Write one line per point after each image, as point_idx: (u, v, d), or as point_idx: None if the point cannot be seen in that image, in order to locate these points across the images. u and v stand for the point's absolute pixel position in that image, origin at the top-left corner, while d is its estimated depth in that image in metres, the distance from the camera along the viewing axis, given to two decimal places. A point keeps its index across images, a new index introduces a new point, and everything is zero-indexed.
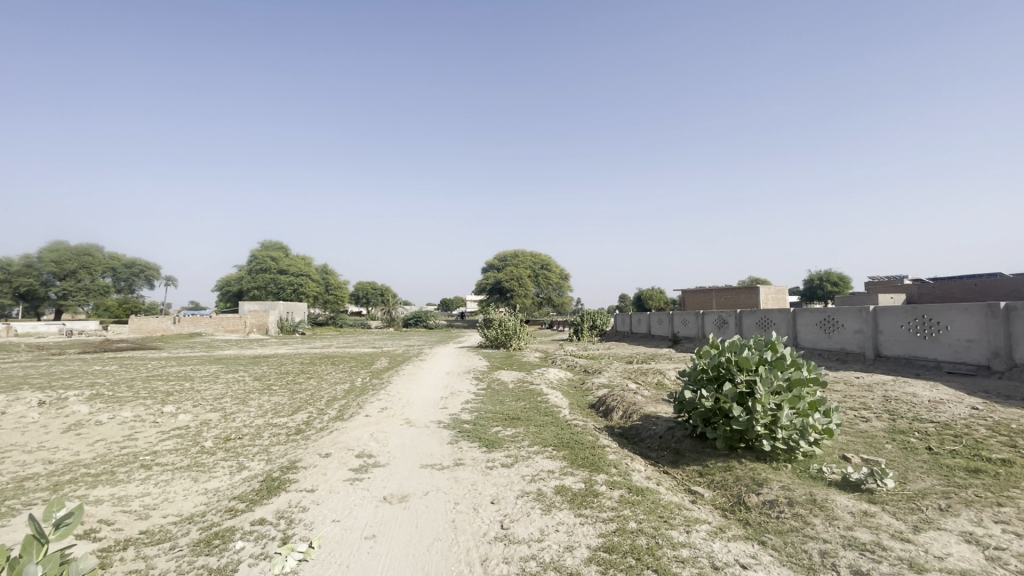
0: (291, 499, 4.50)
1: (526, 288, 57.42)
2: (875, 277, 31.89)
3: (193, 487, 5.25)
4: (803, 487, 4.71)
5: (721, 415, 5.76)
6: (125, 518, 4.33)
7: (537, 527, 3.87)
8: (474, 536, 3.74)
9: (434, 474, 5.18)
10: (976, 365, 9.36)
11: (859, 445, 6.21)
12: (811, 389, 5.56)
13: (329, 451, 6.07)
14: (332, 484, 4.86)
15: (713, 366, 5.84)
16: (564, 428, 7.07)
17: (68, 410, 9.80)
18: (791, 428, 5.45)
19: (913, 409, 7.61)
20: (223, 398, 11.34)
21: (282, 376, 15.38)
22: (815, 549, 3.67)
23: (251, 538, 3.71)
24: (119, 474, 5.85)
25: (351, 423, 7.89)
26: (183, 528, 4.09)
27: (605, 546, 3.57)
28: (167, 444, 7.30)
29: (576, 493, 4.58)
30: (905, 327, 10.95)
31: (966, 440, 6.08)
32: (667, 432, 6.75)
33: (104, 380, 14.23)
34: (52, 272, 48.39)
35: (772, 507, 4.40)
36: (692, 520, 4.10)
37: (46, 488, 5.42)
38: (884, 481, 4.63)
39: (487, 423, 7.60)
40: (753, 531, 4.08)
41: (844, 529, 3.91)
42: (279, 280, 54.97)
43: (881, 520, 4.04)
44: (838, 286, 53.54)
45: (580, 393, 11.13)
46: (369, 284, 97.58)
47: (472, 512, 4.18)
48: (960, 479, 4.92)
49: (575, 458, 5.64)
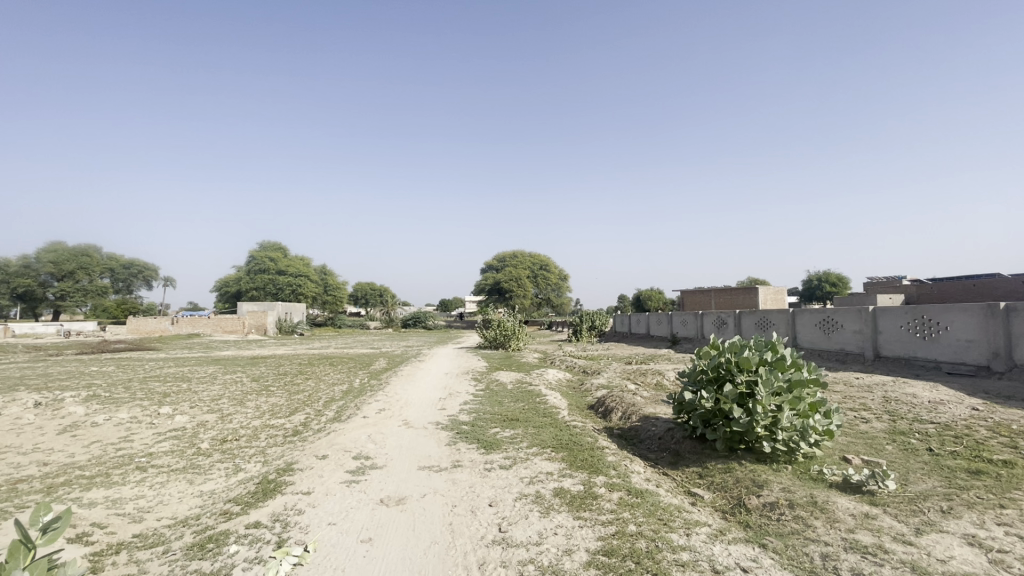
0: (287, 501, 4.45)
1: (526, 288, 57.45)
2: (875, 277, 31.94)
3: (188, 489, 5.19)
4: (804, 489, 4.68)
5: (722, 416, 5.72)
6: (119, 521, 4.28)
7: (535, 530, 3.83)
8: (472, 540, 3.69)
9: (432, 476, 5.13)
10: (976, 365, 9.34)
11: (860, 447, 6.18)
12: (812, 389, 5.52)
13: (327, 453, 6.02)
14: (328, 486, 4.81)
15: (713, 367, 5.81)
16: (563, 430, 7.03)
17: (64, 412, 9.73)
18: (791, 429, 5.41)
19: (914, 410, 7.57)
20: (221, 399, 11.29)
21: (280, 376, 15.33)
22: (817, 552, 3.62)
23: (246, 542, 3.66)
24: (114, 476, 5.78)
25: (349, 424, 7.84)
26: (177, 531, 4.04)
27: (604, 549, 3.53)
28: (163, 446, 7.23)
29: (574, 495, 4.54)
30: (904, 328, 10.93)
31: (967, 441, 6.04)
32: (667, 433, 6.72)
33: (101, 381, 14.19)
34: (50, 272, 48.31)
35: (772, 510, 4.37)
36: (692, 522, 4.06)
37: (40, 490, 5.37)
38: (886, 483, 4.59)
39: (486, 424, 7.56)
40: (753, 534, 4.04)
41: (845, 532, 3.87)
42: (279, 280, 54.96)
43: (883, 522, 4.01)
44: (838, 286, 53.64)
45: (580, 394, 11.08)
46: (368, 284, 97.53)
47: (470, 515, 4.14)
48: (962, 480, 4.89)
49: (574, 460, 5.59)
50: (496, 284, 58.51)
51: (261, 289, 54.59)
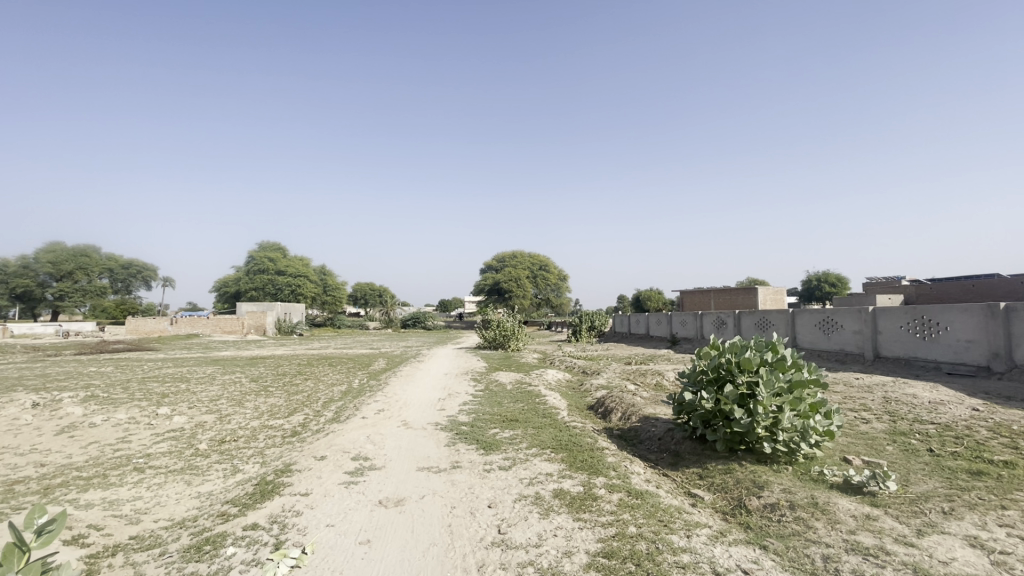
0: (285, 503, 4.43)
1: (525, 289, 57.41)
2: (874, 277, 31.96)
3: (186, 491, 5.16)
4: (804, 490, 4.66)
5: (722, 416, 5.70)
6: (116, 523, 4.25)
7: (535, 532, 3.81)
8: (471, 542, 3.67)
9: (431, 477, 5.11)
10: (976, 366, 9.33)
11: (860, 447, 6.16)
12: (812, 390, 5.50)
13: (325, 454, 5.99)
14: (326, 487, 4.78)
15: (713, 368, 5.79)
16: (562, 430, 7.01)
17: (61, 413, 9.69)
18: (792, 430, 5.39)
19: (914, 411, 7.55)
20: (220, 400, 11.25)
21: (279, 377, 15.28)
22: (818, 554, 3.60)
23: (243, 544, 3.64)
24: (111, 477, 5.75)
25: (348, 425, 7.81)
26: (174, 533, 4.01)
27: (604, 551, 3.51)
28: (161, 447, 7.19)
29: (574, 496, 4.52)
30: (904, 328, 10.91)
31: (967, 442, 6.03)
32: (667, 434, 6.70)
33: (100, 381, 14.15)
34: (49, 272, 48.23)
35: (772, 511, 4.35)
36: (692, 524, 4.04)
37: (37, 492, 5.34)
38: (886, 484, 4.58)
39: (485, 425, 7.53)
40: (754, 535, 4.02)
41: (846, 533, 3.85)
42: (278, 280, 54.90)
43: (884, 523, 3.99)
44: (837, 286, 53.68)
45: (579, 395, 11.06)
46: (368, 284, 97.42)
47: (469, 516, 4.12)
48: (963, 481, 4.87)
49: (574, 461, 5.56)
50: (495, 284, 58.48)
51: (260, 290, 54.52)
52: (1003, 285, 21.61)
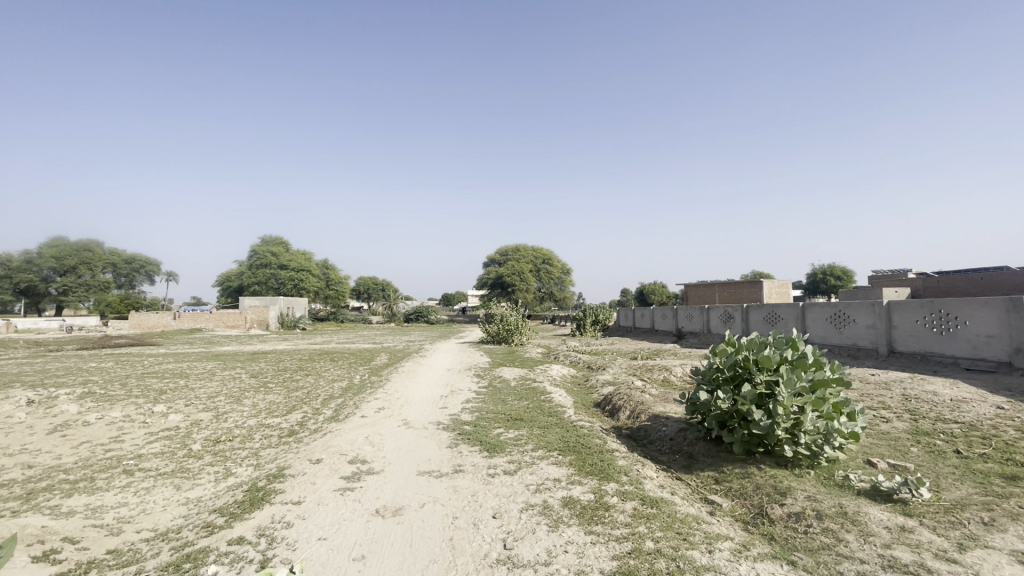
0: (275, 513, 4.15)
1: (528, 282, 57.14)
2: (879, 271, 31.78)
3: (174, 496, 4.92)
4: (831, 497, 4.34)
5: (739, 417, 5.40)
6: (94, 535, 3.99)
7: (544, 547, 3.52)
8: (474, 559, 3.38)
9: (432, 483, 4.83)
10: (997, 361, 8.95)
11: (884, 450, 5.83)
12: (835, 389, 5.21)
13: (322, 456, 5.72)
14: (321, 494, 4.51)
15: (730, 365, 5.48)
16: (570, 430, 6.70)
17: (56, 410, 9.45)
18: (814, 433, 5.06)
19: (935, 409, 7.24)
20: (218, 397, 10.96)
21: (279, 372, 15.00)
22: (851, 571, 3.31)
23: (226, 561, 3.35)
24: (99, 480, 5.50)
25: (347, 424, 7.50)
26: (154, 547, 3.74)
27: (621, 570, 3.22)
28: (154, 447, 6.96)
29: (585, 506, 4.21)
30: (921, 322, 10.54)
31: (995, 443, 5.71)
32: (678, 434, 6.40)
33: (98, 377, 13.90)
34: (51, 267, 47.88)
35: (798, 521, 4.05)
36: (713, 536, 3.74)
37: (20, 496, 5.08)
38: (920, 491, 4.24)
39: (489, 424, 7.25)
40: (780, 548, 3.73)
41: (881, 548, 3.54)
42: (281, 275, 54.76)
43: (921, 536, 3.68)
44: (841, 280, 53.87)
45: (585, 391, 10.79)
46: (370, 277, 97.35)
47: (472, 528, 3.84)
48: (998, 488, 4.55)
49: (583, 465, 5.26)
50: (497, 277, 58.23)
51: (263, 284, 54.28)
52: (1012, 280, 21.28)
